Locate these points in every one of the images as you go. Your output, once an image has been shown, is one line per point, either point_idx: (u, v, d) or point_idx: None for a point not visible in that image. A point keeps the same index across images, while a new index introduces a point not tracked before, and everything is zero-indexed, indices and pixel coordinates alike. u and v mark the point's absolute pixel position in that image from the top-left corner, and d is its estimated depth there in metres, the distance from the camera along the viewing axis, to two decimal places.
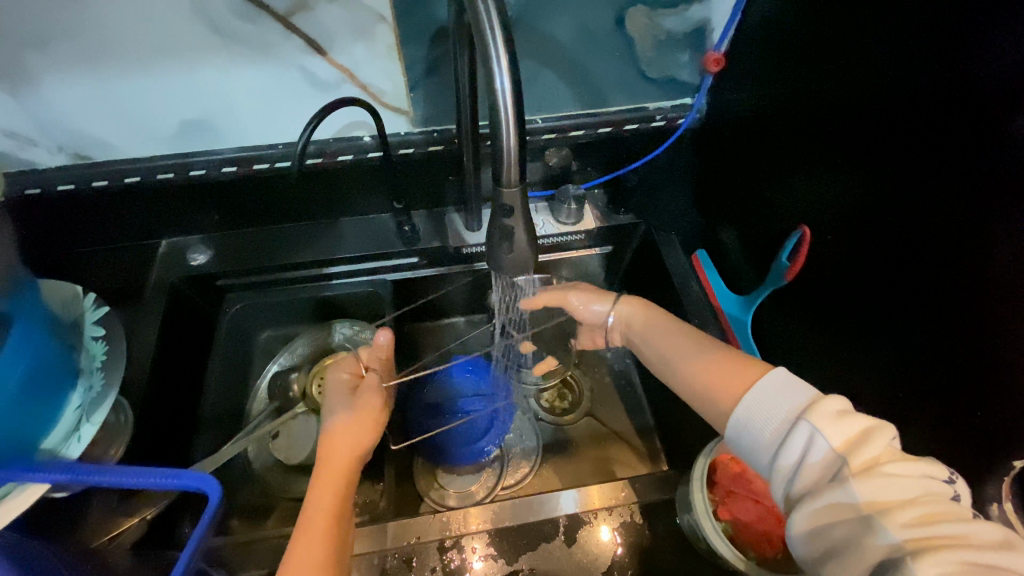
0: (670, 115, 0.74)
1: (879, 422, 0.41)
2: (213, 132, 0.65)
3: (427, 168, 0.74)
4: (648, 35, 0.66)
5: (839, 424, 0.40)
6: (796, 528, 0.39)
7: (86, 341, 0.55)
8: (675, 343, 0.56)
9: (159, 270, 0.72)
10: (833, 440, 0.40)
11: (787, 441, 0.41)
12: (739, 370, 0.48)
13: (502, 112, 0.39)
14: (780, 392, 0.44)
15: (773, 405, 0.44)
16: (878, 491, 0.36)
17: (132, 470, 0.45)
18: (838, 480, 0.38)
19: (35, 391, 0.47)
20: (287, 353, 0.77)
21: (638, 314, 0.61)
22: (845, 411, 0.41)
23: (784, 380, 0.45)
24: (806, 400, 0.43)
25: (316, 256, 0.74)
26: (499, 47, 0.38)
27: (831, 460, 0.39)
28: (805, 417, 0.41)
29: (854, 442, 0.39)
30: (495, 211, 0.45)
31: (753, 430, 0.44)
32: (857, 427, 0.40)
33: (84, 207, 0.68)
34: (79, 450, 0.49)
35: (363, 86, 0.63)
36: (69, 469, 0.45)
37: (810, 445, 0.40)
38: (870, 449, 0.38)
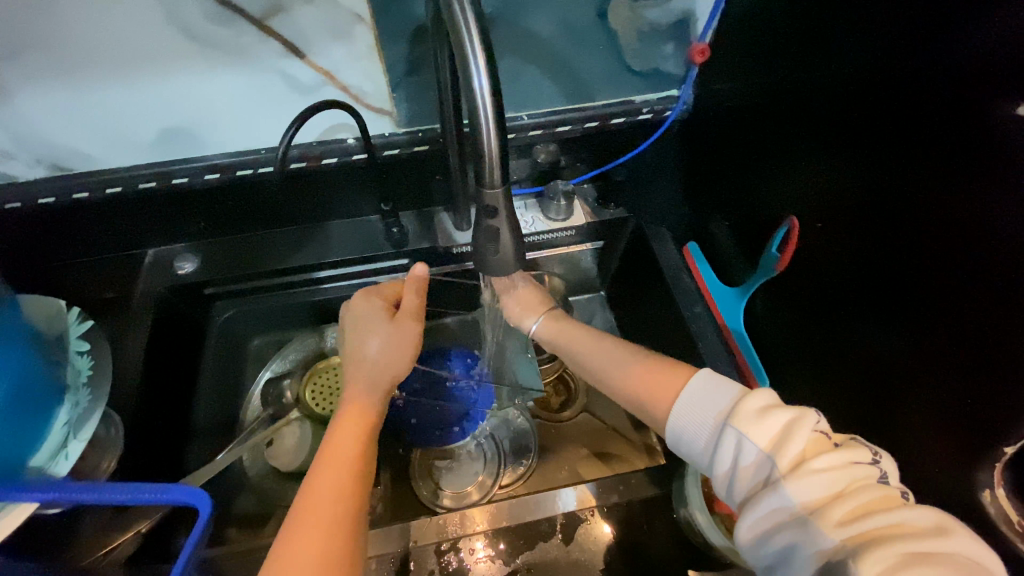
0: (656, 108, 0.73)
1: (799, 412, 0.41)
2: (194, 139, 0.64)
3: (414, 169, 0.73)
4: (632, 29, 0.65)
5: (760, 423, 0.40)
6: (742, 538, 0.39)
7: (72, 356, 0.54)
8: (612, 357, 0.55)
9: (145, 279, 0.72)
10: (759, 441, 0.40)
11: (717, 448, 0.42)
12: (669, 378, 0.48)
13: (481, 111, 0.39)
14: (705, 401, 0.44)
15: (700, 412, 0.44)
16: (808, 489, 0.37)
17: (121, 487, 0.45)
18: (772, 482, 0.38)
19: (19, 409, 0.46)
20: (279, 359, 0.78)
21: (557, 330, 0.61)
22: (767, 407, 0.41)
23: (708, 386, 0.45)
24: (731, 402, 0.43)
25: (304, 261, 0.74)
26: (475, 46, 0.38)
27: (762, 461, 0.39)
28: (729, 422, 0.42)
29: (779, 439, 0.39)
30: (479, 213, 0.45)
31: (687, 439, 0.45)
32: (780, 422, 0.40)
33: (66, 219, 0.67)
34: (67, 466, 0.48)
35: (344, 87, 0.62)
36: (60, 487, 0.44)
37: (738, 448, 0.40)
38: (795, 445, 0.39)
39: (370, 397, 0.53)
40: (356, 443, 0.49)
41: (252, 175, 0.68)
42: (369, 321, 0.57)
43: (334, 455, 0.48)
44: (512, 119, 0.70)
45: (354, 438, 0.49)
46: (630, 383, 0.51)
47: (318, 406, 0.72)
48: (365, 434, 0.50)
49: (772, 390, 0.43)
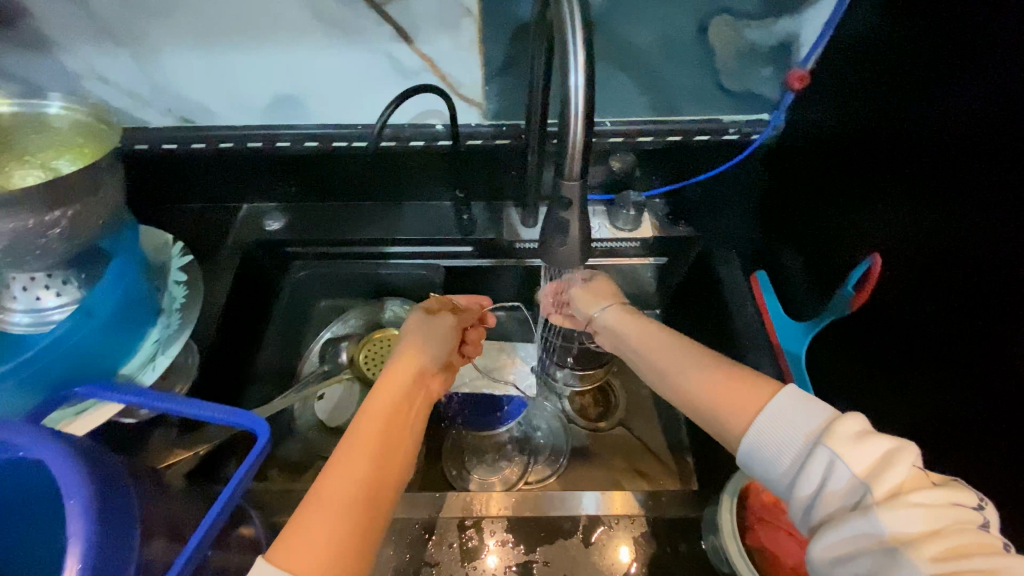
0: (744, 130, 0.72)
1: (900, 441, 0.37)
2: (301, 108, 0.70)
3: (493, 162, 0.75)
4: (731, 48, 0.64)
5: (858, 446, 0.36)
6: (817, 560, 0.35)
7: (170, 285, 0.60)
8: (680, 357, 0.49)
9: (239, 230, 0.79)
10: (853, 465, 0.36)
11: (805, 464, 0.37)
12: (749, 388, 0.43)
13: (571, 105, 0.40)
14: (793, 416, 0.40)
15: (788, 426, 0.39)
16: (904, 521, 0.33)
17: (194, 402, 0.49)
18: (861, 508, 0.34)
19: (123, 320, 0.52)
20: (341, 322, 0.81)
21: (625, 318, 0.58)
22: (867, 432, 0.37)
23: (798, 401, 0.40)
24: (822, 422, 0.39)
25: (377, 235, 0.79)
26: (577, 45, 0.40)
27: (852, 487, 0.35)
28: (823, 441, 0.37)
29: (876, 466, 0.35)
30: (554, 204, 0.46)
31: (764, 454, 0.40)
32: (880, 450, 0.36)
33: (181, 166, 0.75)
34: (152, 378, 0.53)
35: (443, 76, 0.65)
36: (143, 393, 0.49)
37: (830, 469, 0.36)
38: (893, 474, 0.35)
39: (416, 365, 0.50)
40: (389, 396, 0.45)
41: (344, 148, 0.73)
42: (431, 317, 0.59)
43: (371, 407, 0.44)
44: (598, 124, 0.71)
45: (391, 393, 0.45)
46: (703, 387, 0.45)
47: (368, 370, 0.76)
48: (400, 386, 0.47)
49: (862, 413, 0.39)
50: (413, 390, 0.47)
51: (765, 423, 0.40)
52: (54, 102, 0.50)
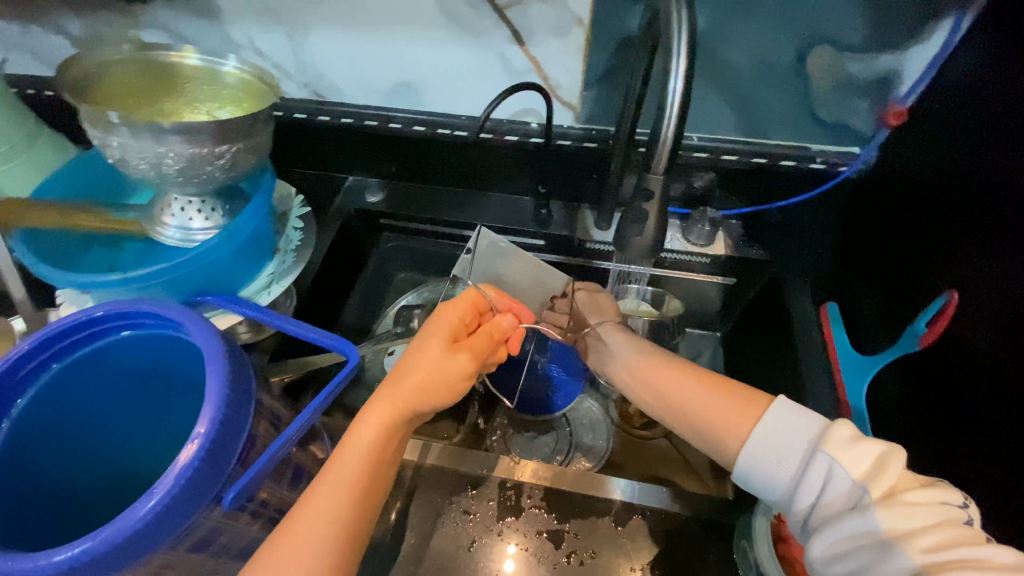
0: (832, 160, 0.72)
1: (889, 448, 0.45)
2: (416, 94, 0.79)
3: (578, 163, 0.80)
4: (828, 78, 0.66)
5: (851, 452, 0.45)
6: (817, 551, 0.43)
7: (289, 229, 0.68)
8: (669, 382, 0.57)
9: (342, 198, 0.88)
10: (850, 469, 0.44)
11: (808, 471, 0.46)
12: (733, 408, 0.52)
13: (667, 105, 0.45)
14: (794, 429, 0.48)
15: (790, 439, 0.48)
16: (896, 517, 0.41)
17: (298, 324, 0.56)
18: (860, 507, 0.42)
19: (251, 249, 0.61)
20: (415, 293, 0.90)
21: (614, 334, 0.65)
22: (857, 438, 0.46)
23: (797, 417, 0.49)
24: (819, 431, 0.47)
25: (460, 218, 0.86)
26: (682, 53, 0.44)
27: (853, 490, 0.44)
28: (822, 449, 0.46)
29: (870, 470, 0.44)
30: (636, 195, 0.50)
31: (769, 465, 0.48)
32: (873, 456, 0.45)
33: (306, 135, 0.86)
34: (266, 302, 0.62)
35: (546, 77, 0.72)
36: (258, 309, 0.57)
37: (830, 473, 0.45)
38: (886, 477, 0.43)
39: (398, 415, 0.48)
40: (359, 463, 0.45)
41: (446, 135, 0.81)
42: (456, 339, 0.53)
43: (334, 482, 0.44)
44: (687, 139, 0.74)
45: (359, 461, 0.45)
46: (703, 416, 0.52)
47: None
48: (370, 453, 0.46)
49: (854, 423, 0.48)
50: (385, 446, 0.47)
51: (763, 437, 0.49)
52: (228, 62, 0.57)
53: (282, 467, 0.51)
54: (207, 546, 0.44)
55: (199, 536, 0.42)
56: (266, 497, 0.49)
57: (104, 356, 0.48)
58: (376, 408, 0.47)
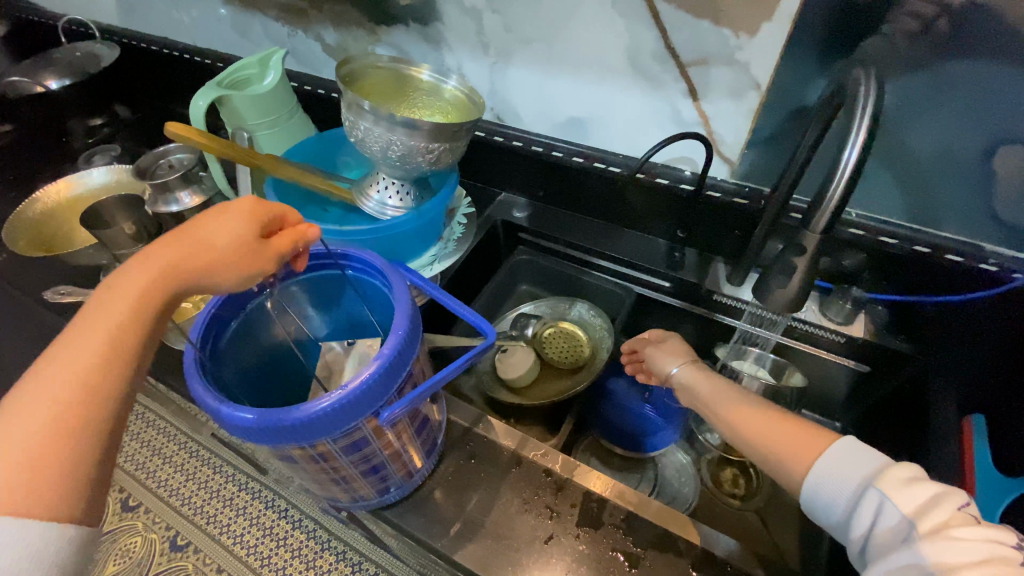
0: (1006, 264, 0.67)
1: (949, 489, 0.44)
2: (583, 129, 0.88)
3: (721, 216, 0.83)
4: (1015, 180, 0.62)
5: (906, 490, 0.44)
6: None
7: (454, 222, 0.80)
8: (745, 413, 0.56)
9: (494, 208, 1.01)
10: (902, 505, 0.44)
11: (860, 505, 0.46)
12: (813, 439, 0.51)
13: (838, 174, 0.47)
14: (850, 461, 0.48)
15: (846, 473, 0.48)
16: (945, 552, 0.39)
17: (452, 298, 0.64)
18: (909, 542, 0.42)
19: (428, 230, 0.73)
20: (534, 304, 0.97)
21: (698, 376, 0.64)
22: (916, 479, 0.45)
23: (852, 450, 0.49)
24: (875, 467, 0.47)
25: (594, 247, 0.94)
26: (862, 129, 0.47)
27: (903, 524, 0.43)
28: (874, 484, 0.46)
29: (925, 508, 0.43)
30: (789, 249, 0.52)
31: (824, 496, 0.48)
32: (928, 493, 0.44)
33: (478, 151, 0.99)
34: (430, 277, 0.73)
35: (711, 132, 0.76)
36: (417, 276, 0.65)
37: (883, 508, 0.44)
38: (938, 514, 0.42)
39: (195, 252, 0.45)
40: (128, 306, 0.42)
41: (601, 169, 0.89)
42: (251, 228, 0.47)
43: (76, 345, 0.40)
44: (851, 217, 0.74)
45: (103, 336, 0.40)
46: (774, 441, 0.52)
47: (546, 348, 0.91)
48: (137, 317, 0.42)
49: (920, 467, 0.47)
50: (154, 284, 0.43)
51: (825, 468, 0.48)
52: (451, 81, 0.70)
53: (417, 410, 0.59)
54: (354, 452, 0.54)
55: (353, 440, 0.52)
56: (399, 431, 0.58)
57: (323, 280, 0.61)
58: (167, 255, 0.44)
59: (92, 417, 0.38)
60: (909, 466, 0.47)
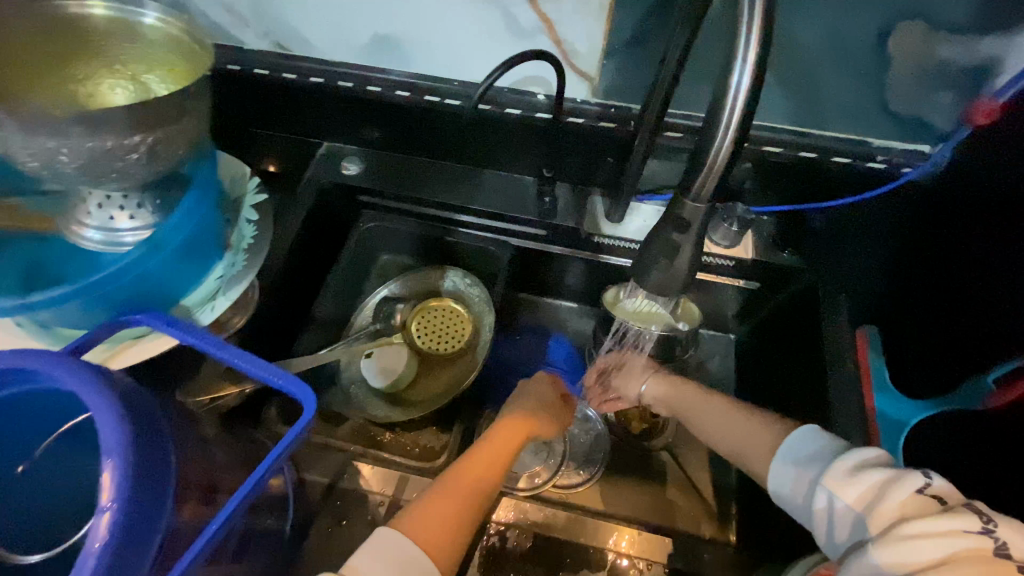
0: (895, 158, 0.61)
1: (904, 470, 0.40)
2: (396, 53, 0.65)
3: (590, 143, 0.68)
4: (908, 64, 0.53)
5: (852, 481, 0.41)
6: None
7: (241, 223, 0.56)
8: (712, 420, 0.56)
9: (316, 167, 0.78)
10: (849, 500, 0.41)
11: (812, 502, 0.43)
12: (756, 447, 0.51)
13: (724, 115, 0.33)
14: (802, 456, 0.46)
15: (799, 468, 0.46)
16: (901, 554, 0.36)
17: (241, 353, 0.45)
18: (864, 544, 0.39)
19: (196, 249, 0.50)
20: (398, 282, 0.80)
21: (665, 386, 0.65)
22: (865, 464, 0.42)
23: (808, 443, 0.47)
24: (826, 458, 0.44)
25: (453, 200, 0.76)
26: (752, 37, 0.32)
27: (855, 522, 0.40)
28: (823, 479, 0.43)
29: (874, 498, 0.40)
30: (667, 224, 0.39)
31: (784, 492, 0.46)
32: (874, 480, 0.41)
33: (269, 93, 0.73)
34: (210, 318, 0.51)
35: (558, 41, 0.58)
36: (194, 332, 0.46)
37: (831, 504, 0.42)
38: (888, 504, 0.39)
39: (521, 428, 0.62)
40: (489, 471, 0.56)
41: (437, 103, 0.69)
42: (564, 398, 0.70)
43: (455, 481, 0.53)
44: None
45: (478, 475, 0.55)
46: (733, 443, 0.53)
47: (420, 338, 0.76)
48: (490, 474, 0.56)
49: (881, 449, 0.43)
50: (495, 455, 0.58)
51: (781, 463, 0.47)
52: (149, 13, 0.46)
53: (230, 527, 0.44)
54: None
55: None
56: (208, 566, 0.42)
57: (23, 398, 0.42)
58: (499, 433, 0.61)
59: (467, 515, 0.51)
60: (868, 450, 0.43)
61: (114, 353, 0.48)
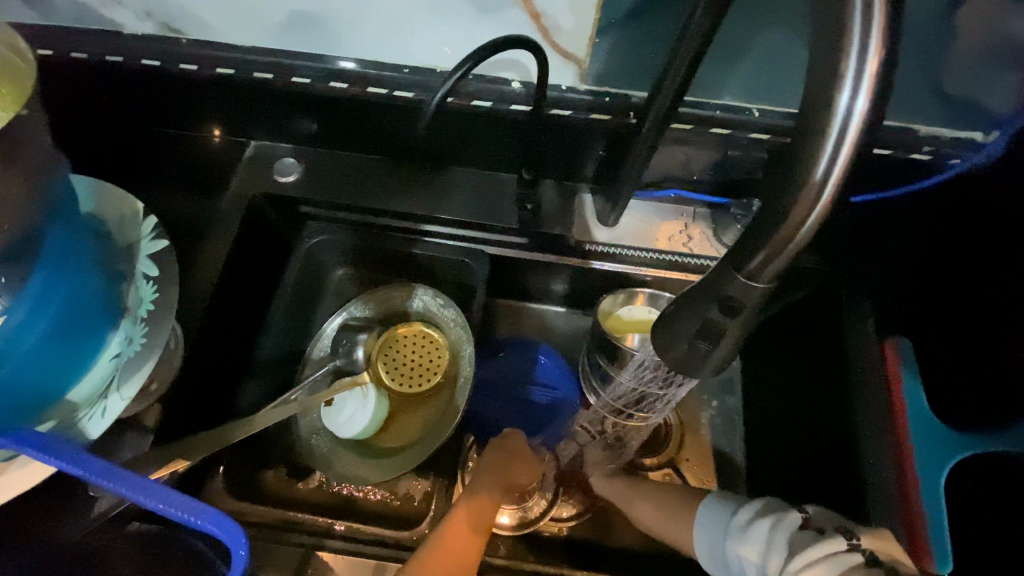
0: (943, 148, 0.52)
1: (778, 512, 0.46)
2: (323, 32, 0.51)
3: (578, 138, 0.56)
4: (980, 36, 0.44)
5: (750, 536, 0.46)
6: None
7: (135, 281, 0.43)
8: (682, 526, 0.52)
9: (242, 175, 0.64)
10: (752, 553, 0.45)
11: (731, 565, 0.47)
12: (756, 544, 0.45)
13: (824, 146, 0.23)
14: (710, 524, 0.50)
15: (713, 534, 0.49)
16: None
17: (144, 486, 0.34)
18: None
19: (76, 331, 0.38)
20: (359, 304, 0.67)
21: (616, 485, 0.61)
22: (753, 518, 0.47)
23: (707, 513, 0.51)
24: (726, 518, 0.49)
25: (415, 209, 0.63)
26: (869, 42, 0.22)
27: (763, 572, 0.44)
28: (730, 540, 0.47)
29: (769, 548, 0.44)
30: (703, 298, 0.28)
31: (710, 561, 0.50)
32: (766, 531, 0.45)
33: (170, 86, 0.58)
34: (100, 429, 0.39)
35: (536, 14, 0.45)
36: (77, 459, 0.35)
37: (742, 561, 0.46)
38: (778, 551, 0.44)
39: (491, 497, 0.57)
40: (466, 544, 0.52)
41: (386, 97, 0.55)
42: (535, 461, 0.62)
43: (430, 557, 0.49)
44: (740, 110, 0.52)
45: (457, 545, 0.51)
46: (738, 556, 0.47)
47: (388, 374, 0.65)
48: (470, 546, 0.52)
49: (762, 498, 0.49)
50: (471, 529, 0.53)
51: (698, 536, 0.51)
52: None
53: None
54: None
55: None
56: None
57: None
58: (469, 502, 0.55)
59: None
60: (753, 502, 0.49)
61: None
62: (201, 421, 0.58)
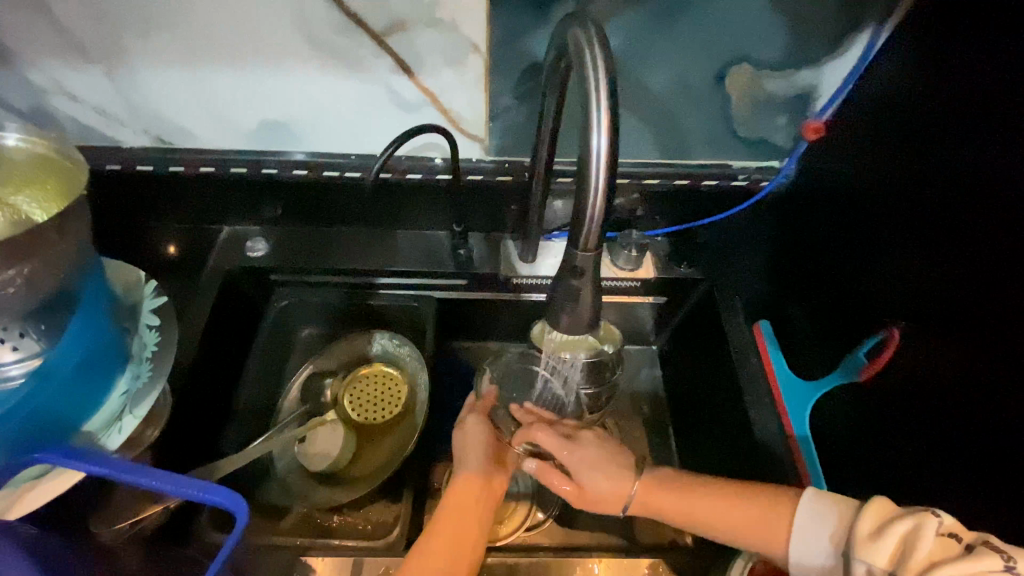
0: (754, 176, 0.71)
1: (920, 514, 0.43)
2: (288, 134, 0.67)
3: (493, 195, 0.73)
4: (748, 98, 0.64)
5: (880, 542, 0.43)
6: None
7: (141, 330, 0.53)
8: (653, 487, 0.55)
9: (218, 253, 0.75)
10: (880, 562, 0.43)
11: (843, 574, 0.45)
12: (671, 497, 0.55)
13: (591, 171, 0.38)
14: (814, 529, 0.49)
15: (812, 541, 0.48)
16: None
17: (165, 474, 0.43)
18: None
19: (96, 368, 0.47)
20: (325, 355, 0.77)
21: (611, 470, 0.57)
22: (879, 523, 0.44)
23: (813, 516, 0.49)
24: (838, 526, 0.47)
25: (370, 265, 0.76)
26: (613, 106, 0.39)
27: None
28: (853, 552, 0.44)
29: (901, 554, 0.42)
30: (563, 272, 0.42)
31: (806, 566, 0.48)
32: (896, 536, 0.43)
33: (157, 187, 0.71)
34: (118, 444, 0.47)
35: (445, 110, 0.63)
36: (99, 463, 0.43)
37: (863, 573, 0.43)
38: (916, 556, 0.41)
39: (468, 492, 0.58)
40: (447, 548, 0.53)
41: (338, 177, 0.70)
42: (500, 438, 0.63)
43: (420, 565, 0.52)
44: None
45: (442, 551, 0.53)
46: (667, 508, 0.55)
47: (354, 411, 0.75)
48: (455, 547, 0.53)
49: (887, 498, 0.46)
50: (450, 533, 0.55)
51: (797, 543, 0.49)
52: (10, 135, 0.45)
53: None
54: None
55: None
56: None
57: None
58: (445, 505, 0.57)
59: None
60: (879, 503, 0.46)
61: (13, 500, 0.44)
62: (187, 468, 0.65)
